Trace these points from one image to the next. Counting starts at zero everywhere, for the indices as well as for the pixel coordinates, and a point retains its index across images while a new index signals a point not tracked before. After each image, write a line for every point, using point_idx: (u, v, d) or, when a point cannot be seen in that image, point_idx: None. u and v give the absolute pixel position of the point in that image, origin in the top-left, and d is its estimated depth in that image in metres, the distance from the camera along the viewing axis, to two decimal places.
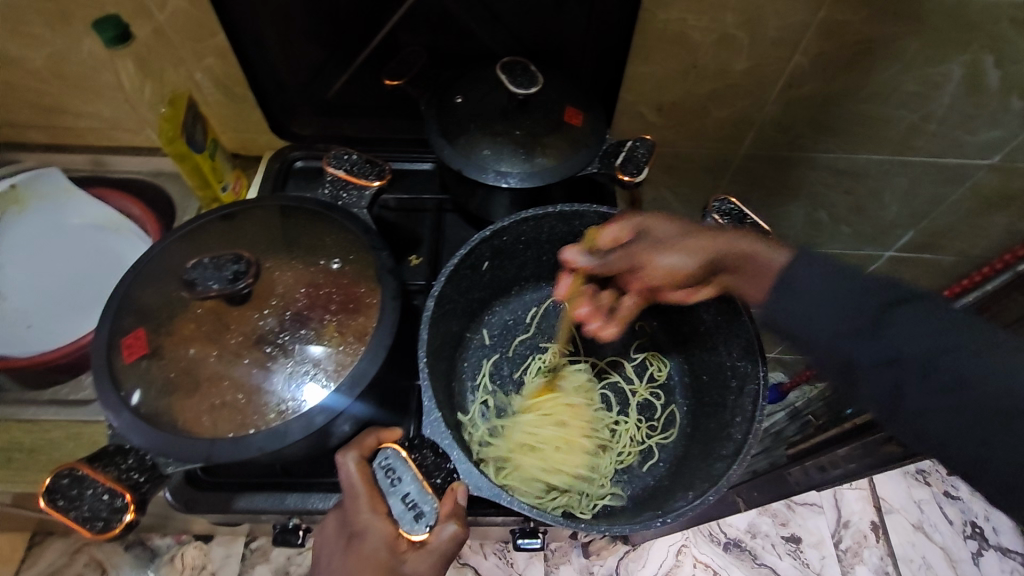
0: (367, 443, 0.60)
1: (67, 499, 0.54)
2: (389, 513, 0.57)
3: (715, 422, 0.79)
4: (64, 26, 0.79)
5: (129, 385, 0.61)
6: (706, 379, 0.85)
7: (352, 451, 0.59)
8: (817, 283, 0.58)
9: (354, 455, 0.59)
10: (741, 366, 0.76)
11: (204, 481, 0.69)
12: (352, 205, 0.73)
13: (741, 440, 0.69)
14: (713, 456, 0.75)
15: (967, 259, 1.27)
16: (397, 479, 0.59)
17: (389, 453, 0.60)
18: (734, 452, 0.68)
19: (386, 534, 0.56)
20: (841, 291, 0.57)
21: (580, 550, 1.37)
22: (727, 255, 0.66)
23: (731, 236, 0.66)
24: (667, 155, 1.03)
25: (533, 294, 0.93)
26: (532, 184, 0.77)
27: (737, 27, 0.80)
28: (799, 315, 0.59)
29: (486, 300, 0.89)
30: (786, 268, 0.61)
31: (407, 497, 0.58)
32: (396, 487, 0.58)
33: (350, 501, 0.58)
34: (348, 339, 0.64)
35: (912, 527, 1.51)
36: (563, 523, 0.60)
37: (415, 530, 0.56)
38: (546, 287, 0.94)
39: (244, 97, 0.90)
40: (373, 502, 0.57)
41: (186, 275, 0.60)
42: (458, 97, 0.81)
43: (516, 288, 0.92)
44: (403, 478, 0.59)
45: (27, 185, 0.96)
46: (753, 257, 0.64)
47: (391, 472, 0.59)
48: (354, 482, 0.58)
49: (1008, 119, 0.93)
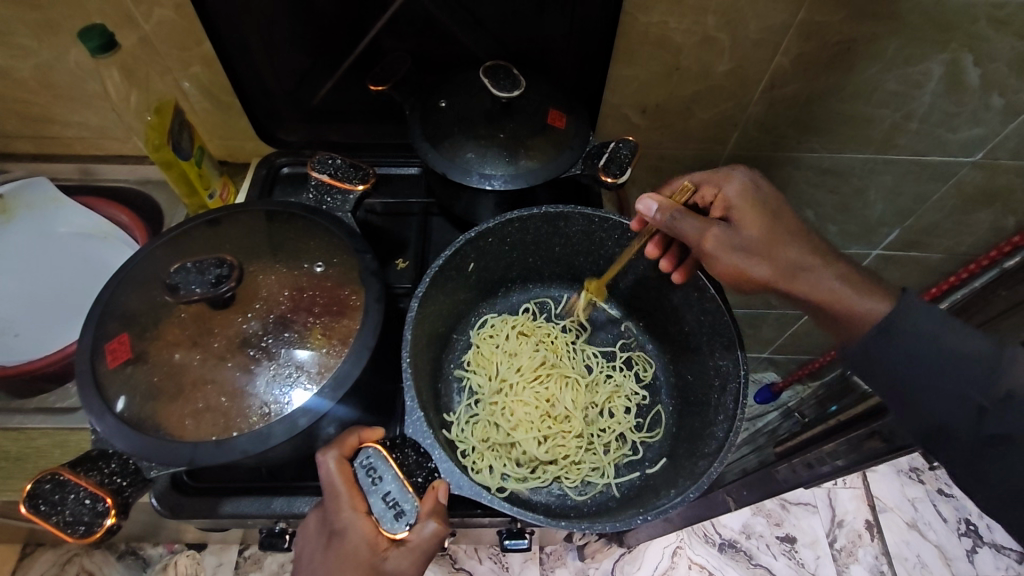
0: (349, 442, 0.60)
1: (50, 504, 0.54)
2: (370, 511, 0.58)
3: (700, 421, 0.79)
4: (50, 36, 0.79)
5: (113, 392, 0.61)
6: (691, 380, 0.85)
7: (332, 450, 0.59)
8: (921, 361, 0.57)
9: (334, 454, 0.59)
10: (724, 365, 0.77)
11: (190, 486, 0.69)
12: (337, 209, 0.74)
13: (725, 437, 0.70)
14: (697, 454, 0.75)
15: (954, 256, 1.29)
16: (378, 478, 0.59)
17: (371, 453, 0.60)
18: (718, 450, 0.69)
19: (367, 532, 0.56)
20: (937, 362, 0.56)
21: (575, 553, 1.37)
22: (819, 283, 0.67)
23: (839, 267, 0.68)
24: (652, 157, 1.04)
25: (520, 295, 0.95)
26: (516, 186, 0.77)
27: (718, 29, 0.81)
28: (904, 368, 0.58)
29: (473, 301, 0.91)
30: (891, 322, 0.60)
31: (389, 496, 0.58)
32: (377, 485, 0.59)
33: (330, 499, 0.58)
34: (332, 342, 0.64)
35: (905, 526, 1.51)
36: (546, 522, 0.60)
37: (396, 529, 0.57)
38: (532, 288, 0.96)
39: (230, 104, 0.91)
40: (354, 500, 0.57)
41: (169, 280, 0.59)
42: (442, 101, 0.82)
43: (503, 290, 0.94)
44: (384, 477, 0.59)
45: (14, 195, 0.96)
46: (849, 300, 0.65)
47: (372, 471, 0.59)
48: (335, 480, 0.58)
49: (989, 117, 0.95)
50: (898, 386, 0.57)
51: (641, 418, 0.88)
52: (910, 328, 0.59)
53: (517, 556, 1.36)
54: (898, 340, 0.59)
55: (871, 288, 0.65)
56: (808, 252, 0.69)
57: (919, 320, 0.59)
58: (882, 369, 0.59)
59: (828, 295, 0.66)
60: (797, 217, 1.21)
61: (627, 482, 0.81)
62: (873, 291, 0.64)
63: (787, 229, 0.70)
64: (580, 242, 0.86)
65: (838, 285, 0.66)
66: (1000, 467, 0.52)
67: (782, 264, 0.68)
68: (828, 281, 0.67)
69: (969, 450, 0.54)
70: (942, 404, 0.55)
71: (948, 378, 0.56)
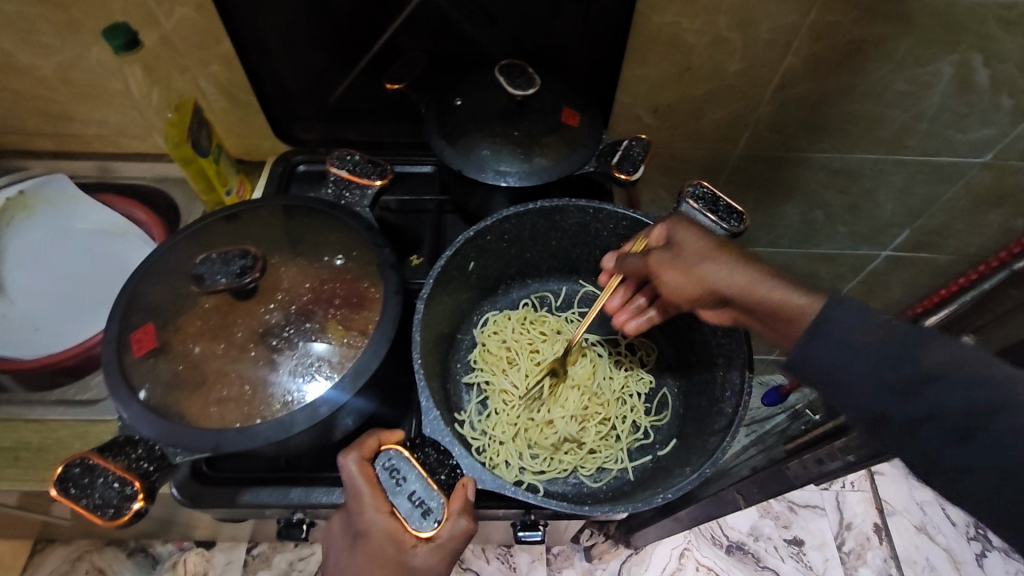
0: (369, 444, 0.60)
1: (79, 487, 0.55)
2: (395, 511, 0.58)
3: (706, 400, 0.80)
4: (74, 35, 0.81)
5: (138, 381, 0.62)
6: (693, 360, 0.86)
7: (353, 452, 0.60)
8: (855, 354, 0.52)
9: (356, 455, 0.59)
10: (723, 342, 0.77)
11: (209, 475, 0.70)
12: (355, 204, 0.75)
13: (733, 414, 0.71)
14: (707, 431, 0.75)
15: (963, 258, 1.29)
16: (402, 478, 0.59)
17: (392, 454, 0.60)
18: (727, 426, 0.70)
19: (394, 531, 0.57)
20: (861, 352, 0.51)
21: (583, 554, 1.37)
22: (743, 285, 0.62)
23: (758, 281, 0.61)
24: (663, 156, 1.05)
25: (519, 291, 0.96)
26: (531, 183, 0.78)
27: (730, 29, 0.82)
28: (830, 358, 0.53)
29: (473, 301, 0.92)
30: (820, 316, 0.54)
31: (414, 495, 0.58)
32: (402, 486, 0.59)
33: (354, 501, 0.58)
34: (352, 332, 0.65)
35: (914, 530, 1.50)
36: (567, 509, 0.61)
37: (424, 527, 0.57)
38: (533, 284, 0.97)
39: (248, 103, 0.92)
40: (378, 501, 0.58)
41: (195, 270, 0.60)
42: (458, 99, 0.83)
43: (502, 288, 0.95)
44: (408, 477, 0.59)
45: (34, 192, 0.99)
46: (770, 293, 0.60)
47: (395, 472, 0.59)
48: (358, 483, 0.58)
49: (999, 117, 0.96)
50: (819, 374, 0.54)
51: (647, 402, 0.89)
52: (833, 320, 0.53)
53: (525, 556, 1.37)
54: (825, 330, 0.53)
55: (799, 282, 0.60)
56: (746, 260, 0.64)
57: (845, 315, 0.53)
58: (815, 365, 0.54)
59: (753, 290, 0.62)
60: (806, 218, 1.22)
61: (640, 465, 0.82)
62: (806, 285, 0.59)
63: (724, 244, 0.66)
64: (581, 235, 0.87)
65: (762, 285, 0.61)
66: (930, 447, 0.47)
67: (713, 275, 0.65)
68: (761, 287, 0.61)
69: (904, 431, 0.48)
70: (867, 389, 0.50)
71: (878, 353, 0.51)
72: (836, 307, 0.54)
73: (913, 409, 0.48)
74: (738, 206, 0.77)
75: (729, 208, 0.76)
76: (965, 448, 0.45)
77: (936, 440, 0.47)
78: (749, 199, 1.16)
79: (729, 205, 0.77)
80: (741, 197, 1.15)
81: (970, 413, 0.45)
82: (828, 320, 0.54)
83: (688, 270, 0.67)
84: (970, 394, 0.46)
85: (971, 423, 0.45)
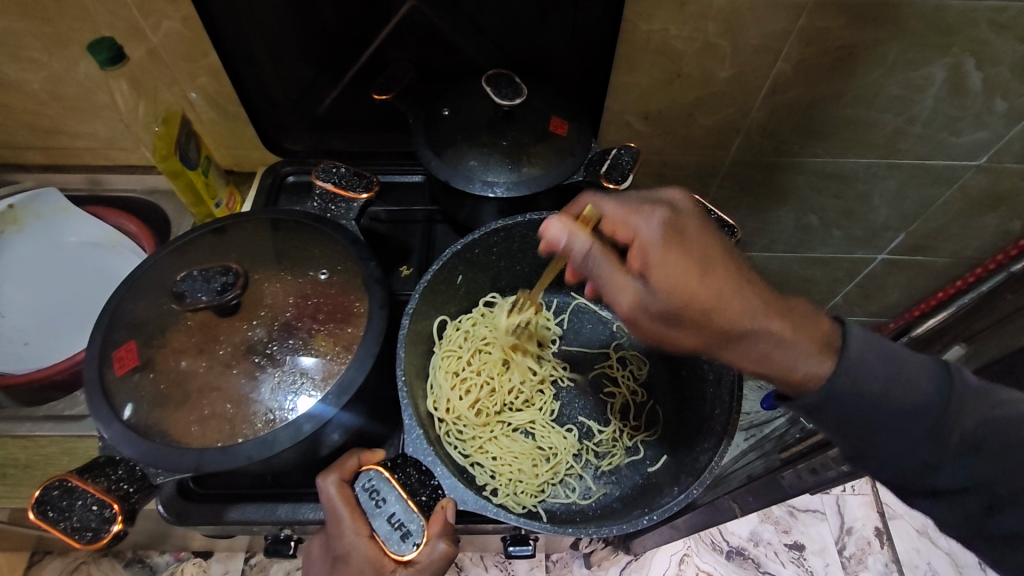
0: (348, 466, 0.60)
1: (57, 510, 0.55)
2: (374, 535, 0.57)
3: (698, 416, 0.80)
4: (60, 50, 0.80)
5: (121, 399, 0.62)
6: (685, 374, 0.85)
7: (332, 474, 0.59)
8: (877, 386, 0.54)
9: (334, 478, 0.59)
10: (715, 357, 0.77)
11: (195, 492, 0.70)
12: (341, 217, 0.75)
13: (724, 432, 0.70)
14: (698, 450, 0.75)
15: (961, 260, 1.28)
16: (381, 500, 0.58)
17: (372, 475, 0.59)
18: (718, 445, 0.70)
19: (373, 556, 0.56)
20: (879, 398, 0.53)
21: (581, 561, 1.36)
22: (738, 350, 0.56)
23: (769, 348, 0.55)
24: (654, 163, 1.05)
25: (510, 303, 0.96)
26: (519, 193, 0.77)
27: (719, 36, 0.82)
28: (853, 396, 0.54)
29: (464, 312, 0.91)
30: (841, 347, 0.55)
31: (393, 518, 0.58)
32: (381, 508, 0.58)
33: (333, 525, 0.58)
34: (336, 348, 0.64)
35: (916, 533, 1.49)
36: (551, 531, 0.60)
37: (403, 550, 0.56)
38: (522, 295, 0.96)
39: (236, 115, 0.92)
40: (357, 524, 0.57)
41: (175, 287, 0.60)
42: (445, 109, 0.82)
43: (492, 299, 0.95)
44: (387, 498, 0.59)
45: (24, 205, 0.97)
46: (779, 359, 0.55)
47: (375, 493, 0.59)
48: (336, 505, 0.58)
49: (993, 120, 0.95)
50: (839, 409, 0.54)
51: (636, 418, 0.87)
52: (854, 357, 0.54)
53: (524, 564, 1.36)
54: (846, 364, 0.54)
55: (808, 335, 0.56)
56: (734, 317, 0.55)
57: (862, 351, 0.55)
58: (832, 408, 0.54)
59: (756, 357, 0.56)
60: (800, 222, 1.21)
61: (628, 481, 0.82)
62: (815, 344, 0.55)
63: (718, 295, 0.56)
64: None
65: (770, 345, 0.55)
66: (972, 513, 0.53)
67: (692, 330, 0.57)
68: (734, 315, 0.55)
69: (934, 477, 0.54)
70: (884, 428, 0.54)
71: (894, 391, 0.54)
72: (857, 344, 0.55)
73: (927, 440, 0.53)
74: (729, 219, 0.76)
75: (719, 221, 0.76)
76: (965, 477, 0.53)
77: (929, 454, 0.53)
78: (742, 204, 1.15)
79: (720, 218, 0.76)
80: (735, 202, 1.14)
81: (973, 446, 0.52)
82: (851, 367, 0.54)
83: (670, 327, 0.57)
84: (986, 432, 0.52)
85: (973, 454, 0.52)
